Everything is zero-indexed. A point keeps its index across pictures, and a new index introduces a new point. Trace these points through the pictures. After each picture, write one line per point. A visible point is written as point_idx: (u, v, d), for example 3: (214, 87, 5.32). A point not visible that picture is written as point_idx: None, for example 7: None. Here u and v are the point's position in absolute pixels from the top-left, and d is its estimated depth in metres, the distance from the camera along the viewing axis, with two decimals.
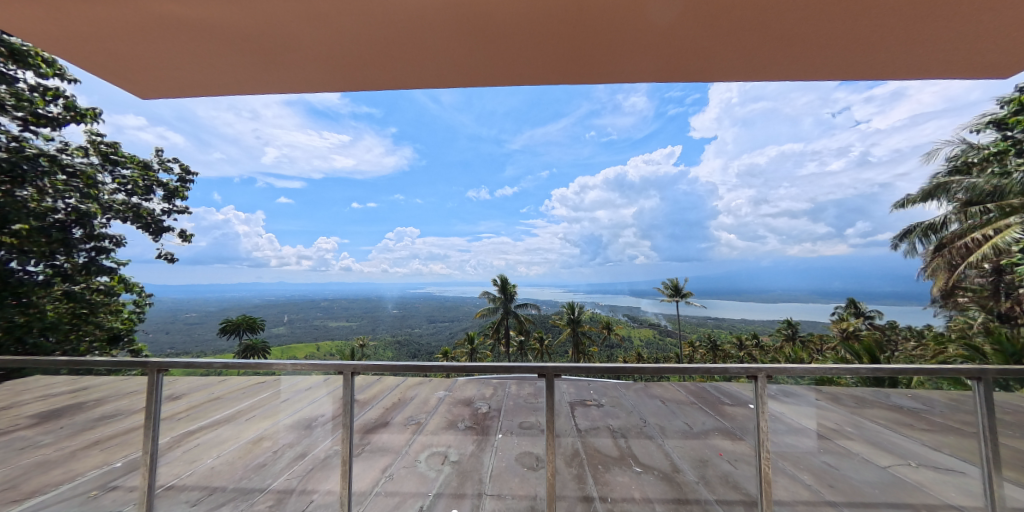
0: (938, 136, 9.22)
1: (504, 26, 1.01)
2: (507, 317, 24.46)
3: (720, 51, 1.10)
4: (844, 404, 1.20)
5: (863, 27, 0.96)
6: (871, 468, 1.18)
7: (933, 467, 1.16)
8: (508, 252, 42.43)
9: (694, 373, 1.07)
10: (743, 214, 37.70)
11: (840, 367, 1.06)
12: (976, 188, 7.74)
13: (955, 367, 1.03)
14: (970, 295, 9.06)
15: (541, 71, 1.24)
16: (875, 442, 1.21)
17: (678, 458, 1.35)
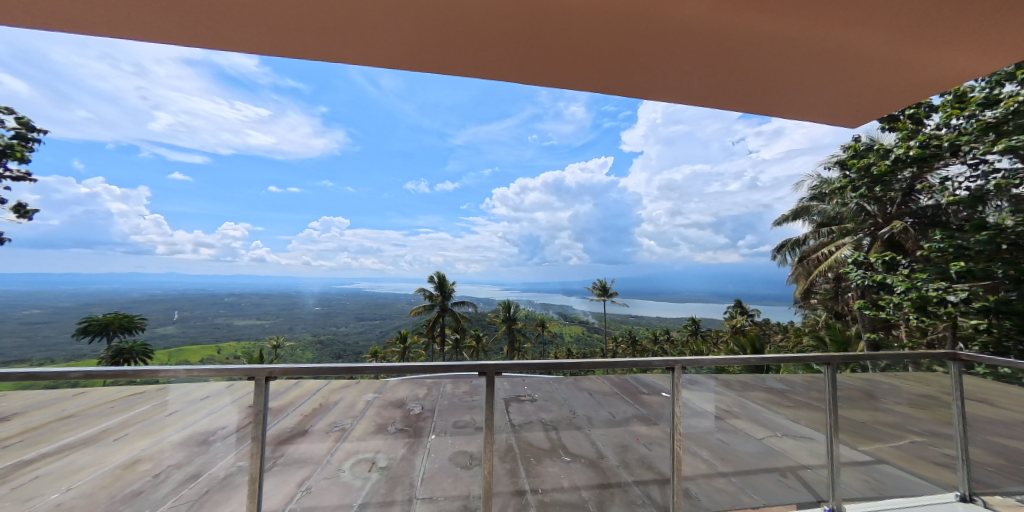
0: (802, 169, 11.30)
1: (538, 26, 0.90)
2: (443, 316, 23.86)
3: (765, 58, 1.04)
4: (733, 387, 1.43)
5: (865, 56, 1.02)
6: (751, 441, 1.43)
7: (794, 436, 1.42)
8: (446, 249, 41.93)
9: (618, 367, 1.21)
10: (661, 223, 41.56)
11: (733, 358, 1.26)
12: (826, 212, 9.79)
13: (813, 356, 1.31)
14: (820, 297, 11.08)
15: (576, 72, 1.13)
16: (756, 419, 1.46)
17: (603, 444, 1.45)
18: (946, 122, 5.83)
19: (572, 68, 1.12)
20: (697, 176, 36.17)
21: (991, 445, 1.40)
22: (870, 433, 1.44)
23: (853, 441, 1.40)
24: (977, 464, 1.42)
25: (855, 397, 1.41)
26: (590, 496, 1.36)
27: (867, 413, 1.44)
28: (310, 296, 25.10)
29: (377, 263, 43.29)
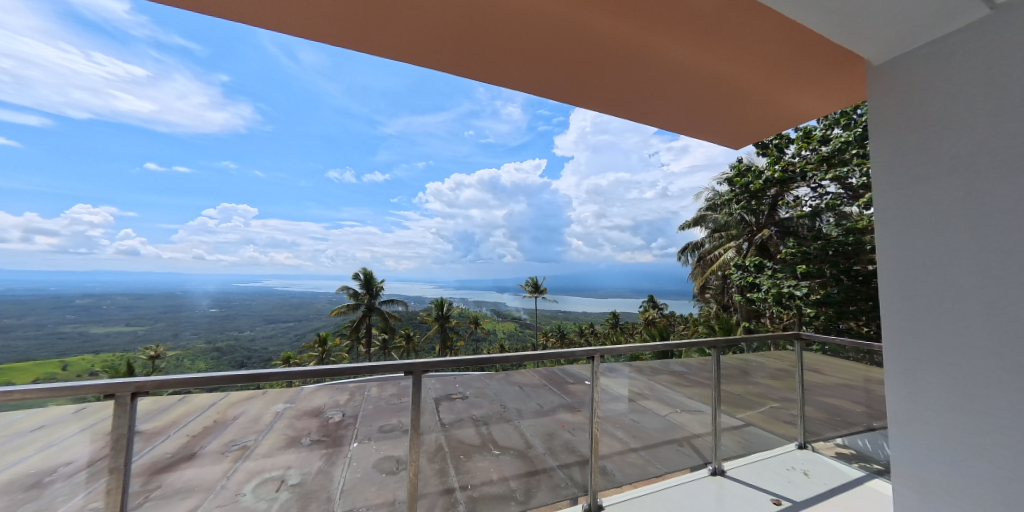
0: (701, 183, 13.14)
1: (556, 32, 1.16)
2: (369, 316, 22.81)
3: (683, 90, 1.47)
4: (643, 371, 1.65)
5: (758, 95, 1.48)
6: (657, 417, 1.68)
7: (689, 410, 1.71)
8: (375, 244, 39.83)
9: (548, 358, 1.36)
10: (589, 225, 44.05)
11: (642, 346, 1.49)
12: (716, 221, 11.54)
13: (703, 341, 1.59)
14: (712, 293, 12.75)
15: (553, 83, 1.47)
16: (661, 399, 1.71)
17: (530, 434, 1.55)
18: (796, 151, 7.18)
19: (549, 81, 1.45)
20: (619, 183, 38.34)
21: (819, 403, 1.93)
22: (742, 402, 1.85)
23: (728, 410, 1.75)
24: (809, 418, 1.92)
25: (732, 374, 1.79)
26: (517, 485, 1.40)
27: (740, 386, 1.85)
28: (203, 295, 21.45)
29: (293, 258, 39.00)
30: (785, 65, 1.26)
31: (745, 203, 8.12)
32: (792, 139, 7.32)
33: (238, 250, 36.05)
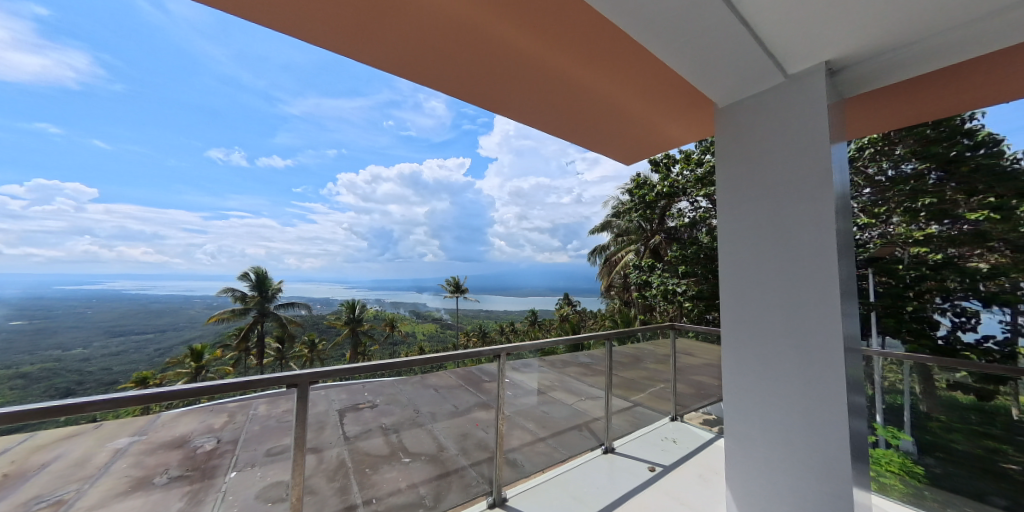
0: (607, 192, 14.63)
1: (535, 60, 1.33)
2: (263, 321, 21.63)
3: (608, 119, 1.79)
4: (555, 365, 2.01)
5: (652, 128, 1.89)
6: (563, 406, 2.01)
7: (590, 397, 2.06)
8: (272, 239, 34.98)
9: (459, 358, 1.54)
10: (511, 225, 44.94)
11: (548, 341, 1.80)
12: (620, 227, 12.99)
13: (594, 336, 1.95)
14: (616, 290, 14.12)
15: (504, 102, 1.66)
16: (568, 388, 2.07)
17: (445, 438, 1.60)
18: (679, 171, 8.23)
19: (501, 100, 1.64)
20: (540, 187, 39.12)
21: (691, 381, 2.46)
22: (633, 385, 2.29)
23: (619, 394, 2.15)
24: (681, 394, 2.44)
25: (624, 362, 2.24)
26: (426, 488, 1.48)
27: (629, 372, 2.29)
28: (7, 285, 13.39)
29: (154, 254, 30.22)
30: (676, 107, 1.66)
31: (642, 213, 9.06)
32: (676, 159, 8.31)
33: (62, 242, 23.70)
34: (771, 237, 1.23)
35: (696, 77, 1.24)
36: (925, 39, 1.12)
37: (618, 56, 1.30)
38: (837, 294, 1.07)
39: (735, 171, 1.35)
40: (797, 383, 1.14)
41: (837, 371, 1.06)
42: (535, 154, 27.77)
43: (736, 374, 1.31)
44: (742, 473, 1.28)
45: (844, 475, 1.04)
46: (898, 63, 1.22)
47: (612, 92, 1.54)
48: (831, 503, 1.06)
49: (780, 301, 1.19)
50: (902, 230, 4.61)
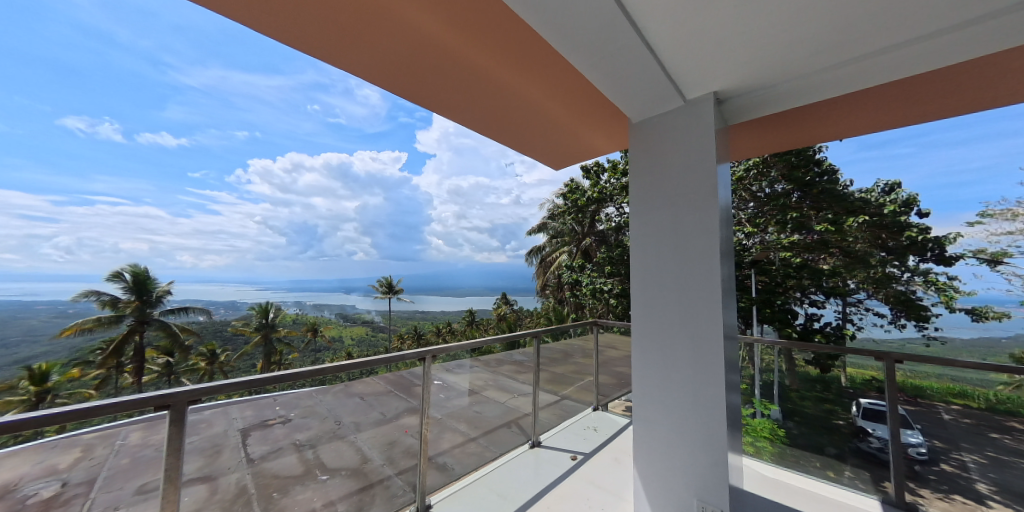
0: (544, 195, 15.17)
1: (482, 75, 1.45)
2: (143, 331, 17.62)
3: (545, 135, 2.02)
4: (489, 365, 2.19)
5: (581, 144, 2.17)
6: (494, 405, 2.18)
7: (518, 395, 2.25)
8: (161, 232, 29.38)
9: (387, 362, 1.51)
10: (448, 224, 43.29)
11: (473, 342, 1.88)
12: (554, 229, 13.65)
13: (518, 336, 2.10)
14: (551, 289, 14.68)
15: (456, 113, 1.79)
16: (500, 386, 2.25)
17: (367, 449, 1.65)
18: (609, 179, 8.78)
19: (453, 112, 1.78)
20: (479, 187, 38.04)
21: (613, 372, 2.79)
22: (559, 380, 2.55)
23: (546, 390, 2.38)
24: (603, 384, 2.78)
25: (550, 360, 2.50)
26: (344, 505, 1.47)
27: (556, 369, 2.54)
28: None
29: None
30: (600, 122, 1.88)
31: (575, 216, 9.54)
32: (605, 167, 8.87)
33: None
34: (671, 245, 1.53)
35: (617, 93, 1.46)
36: (780, 84, 1.45)
37: (546, 73, 1.43)
38: (718, 288, 1.40)
39: (648, 181, 1.62)
40: (688, 368, 1.45)
41: (714, 353, 1.39)
42: (475, 153, 26.94)
43: (643, 362, 1.59)
44: (647, 448, 1.56)
45: (721, 438, 1.36)
46: (766, 98, 1.54)
47: (552, 113, 1.77)
48: (709, 458, 1.39)
49: (679, 298, 1.49)
50: (774, 237, 7.06)
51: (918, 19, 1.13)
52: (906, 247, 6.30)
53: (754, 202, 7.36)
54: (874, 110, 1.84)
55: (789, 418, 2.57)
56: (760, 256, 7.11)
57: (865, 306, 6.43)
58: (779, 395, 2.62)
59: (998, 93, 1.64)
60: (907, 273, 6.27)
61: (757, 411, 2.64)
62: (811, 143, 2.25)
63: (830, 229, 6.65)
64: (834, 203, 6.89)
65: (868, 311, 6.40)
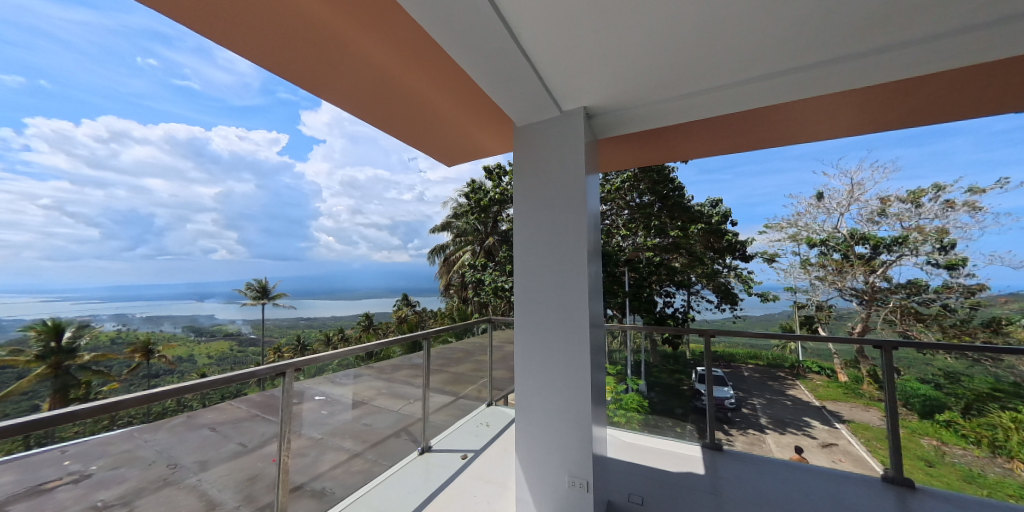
0: (447, 193, 14.98)
1: (397, 80, 1.69)
2: None
3: (442, 135, 2.31)
4: (385, 371, 2.22)
5: (472, 145, 2.52)
6: (387, 415, 2.21)
7: (410, 400, 2.30)
8: None
9: (240, 381, 1.39)
10: (341, 220, 35.25)
11: (345, 351, 1.83)
12: (458, 227, 13.74)
13: (403, 338, 2.15)
14: (455, 289, 14.60)
15: (360, 109, 1.95)
16: (396, 393, 2.29)
17: (219, 489, 1.51)
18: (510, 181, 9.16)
19: (359, 108, 1.94)
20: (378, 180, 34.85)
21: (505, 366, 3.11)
22: (452, 383, 2.70)
23: (439, 395, 2.51)
24: (498, 379, 3.10)
25: (444, 359, 2.67)
26: None
27: (449, 370, 2.71)
28: None
29: None
30: (477, 114, 2.06)
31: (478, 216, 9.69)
32: (506, 170, 9.21)
33: None
34: (551, 246, 1.79)
35: (506, 96, 1.68)
36: (635, 107, 1.88)
37: (436, 67, 1.63)
38: (585, 284, 1.69)
39: (533, 184, 1.87)
40: (562, 355, 1.72)
41: (582, 339, 1.68)
42: (373, 143, 24.54)
43: (525, 357, 1.82)
44: (526, 440, 1.80)
45: (587, 414, 1.66)
46: (625, 118, 1.97)
47: (453, 117, 2.08)
48: (579, 427, 1.68)
49: (554, 295, 1.76)
50: (643, 240, 8.19)
51: (705, 76, 1.64)
52: (726, 249, 8.45)
53: (629, 209, 8.46)
54: (699, 137, 2.46)
55: (653, 389, 3.07)
56: (632, 255, 8.19)
57: (701, 295, 8.31)
58: (646, 371, 3.06)
59: (776, 129, 2.32)
60: (727, 268, 8.55)
61: (629, 387, 3.14)
62: (669, 158, 2.79)
63: (680, 235, 7.94)
64: (681, 215, 8.18)
65: (702, 299, 8.35)
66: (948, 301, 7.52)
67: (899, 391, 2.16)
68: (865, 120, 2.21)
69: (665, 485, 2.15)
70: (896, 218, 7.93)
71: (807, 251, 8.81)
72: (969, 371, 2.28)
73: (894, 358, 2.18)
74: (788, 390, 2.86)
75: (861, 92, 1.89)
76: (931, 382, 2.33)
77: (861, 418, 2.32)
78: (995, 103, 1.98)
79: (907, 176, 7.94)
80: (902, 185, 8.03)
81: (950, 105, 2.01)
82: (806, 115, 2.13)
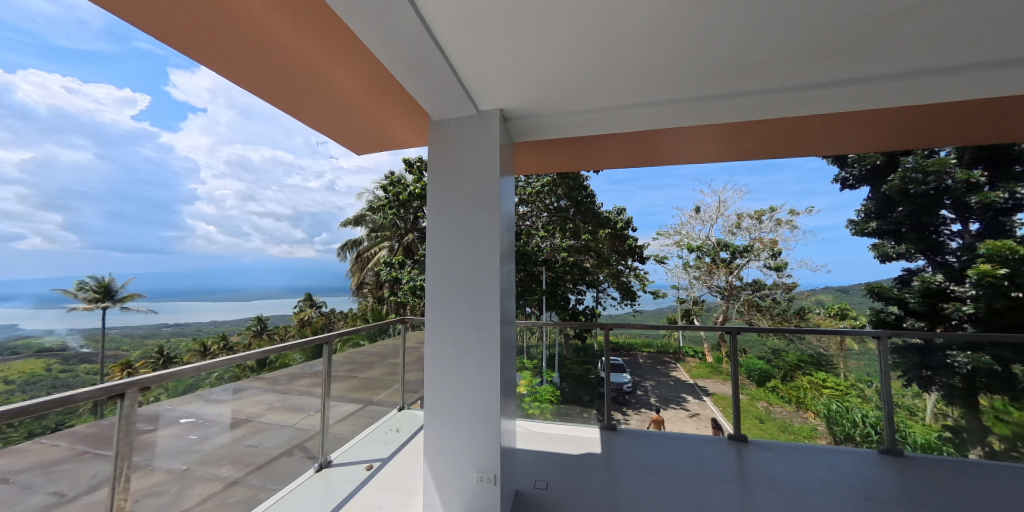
0: (362, 183, 14.06)
1: (309, 62, 1.56)
2: None
3: (350, 122, 2.15)
4: (281, 380, 1.99)
5: (383, 137, 2.39)
6: (280, 433, 1.97)
7: (309, 413, 2.08)
8: None
9: (61, 413, 1.10)
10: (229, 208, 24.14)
11: (219, 361, 1.60)
12: (375, 222, 13.14)
13: (298, 344, 1.95)
14: (370, 288, 13.72)
15: (251, 83, 1.72)
16: (291, 406, 2.05)
17: None
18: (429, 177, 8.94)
19: (250, 82, 1.71)
20: (275, 162, 26.58)
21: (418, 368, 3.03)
22: (359, 391, 2.53)
23: (343, 404, 2.34)
24: (411, 381, 3.02)
25: (351, 364, 2.48)
26: None
27: (356, 376, 2.53)
28: None
29: None
30: (390, 101, 1.92)
31: (396, 211, 9.30)
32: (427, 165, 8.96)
33: None
34: (464, 245, 1.78)
35: (422, 89, 1.63)
36: (547, 116, 1.98)
37: (355, 56, 1.55)
38: (498, 284, 1.72)
39: (448, 182, 1.84)
40: (474, 354, 1.72)
41: (493, 338, 1.70)
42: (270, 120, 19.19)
43: (436, 357, 1.78)
44: (435, 444, 1.76)
45: (496, 412, 1.68)
46: (539, 124, 2.06)
47: (366, 106, 1.96)
48: (484, 426, 1.70)
49: (468, 295, 1.75)
50: (560, 241, 8.77)
51: (606, 97, 1.82)
52: (627, 252, 9.49)
53: (547, 212, 8.92)
54: (606, 149, 2.70)
55: (565, 380, 3.00)
56: (549, 255, 8.74)
57: (608, 293, 9.12)
58: (558, 363, 3.04)
59: (667, 149, 2.66)
60: (628, 268, 9.56)
61: (542, 379, 3.01)
62: (579, 167, 2.99)
63: (590, 238, 8.72)
64: (591, 221, 8.94)
65: (608, 297, 9.14)
66: (775, 296, 9.44)
67: (741, 366, 2.81)
68: (732, 150, 2.65)
69: (571, 468, 2.32)
70: (747, 231, 9.72)
71: (687, 254, 10.16)
72: (787, 347, 2.85)
73: (738, 340, 2.81)
74: (670, 373, 3.07)
75: (725, 127, 2.28)
76: (764, 358, 2.86)
77: (719, 390, 2.80)
78: (813, 144, 2.56)
79: (756, 198, 9.75)
80: (752, 204, 9.77)
81: (787, 143, 2.54)
82: (687, 140, 2.48)
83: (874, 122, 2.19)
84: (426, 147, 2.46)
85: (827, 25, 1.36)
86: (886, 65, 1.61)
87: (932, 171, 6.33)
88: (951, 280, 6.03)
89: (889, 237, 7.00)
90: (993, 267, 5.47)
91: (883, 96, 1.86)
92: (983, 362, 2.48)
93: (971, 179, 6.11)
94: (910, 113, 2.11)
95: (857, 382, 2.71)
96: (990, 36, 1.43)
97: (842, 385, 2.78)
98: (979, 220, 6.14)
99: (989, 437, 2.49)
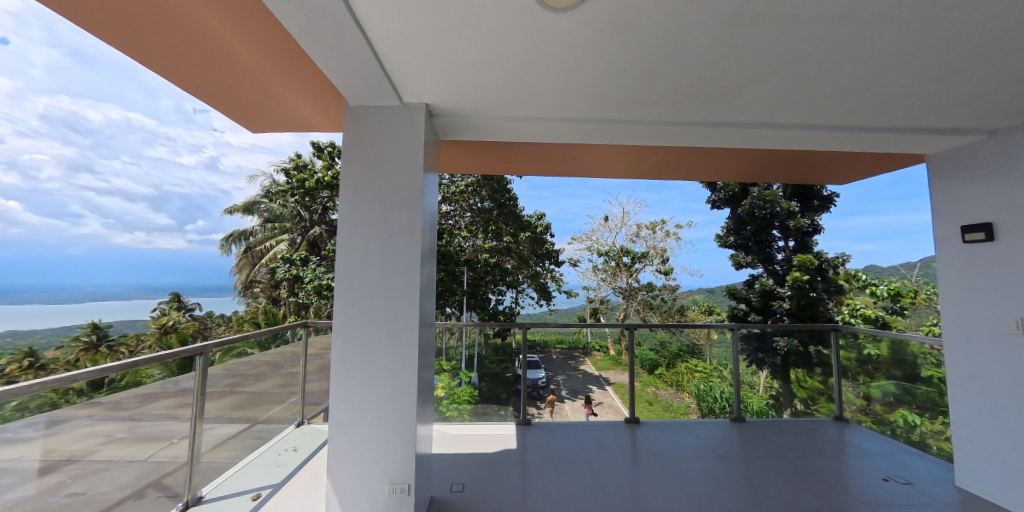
0: (256, 165, 12.20)
1: (196, 22, 1.28)
2: None
3: (245, 93, 1.82)
4: (129, 404, 1.58)
5: (285, 114, 2.07)
6: (130, 469, 1.57)
7: (175, 440, 1.72)
8: None
9: None
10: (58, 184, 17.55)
11: (39, 383, 1.19)
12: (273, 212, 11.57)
13: (156, 358, 1.56)
14: (261, 286, 12.01)
15: (102, 29, 1.34)
16: (147, 435, 1.64)
17: None
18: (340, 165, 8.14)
19: (103, 27, 1.33)
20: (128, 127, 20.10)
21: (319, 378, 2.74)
22: (245, 409, 2.17)
23: (221, 427, 1.97)
24: (311, 393, 2.73)
25: (232, 378, 2.11)
26: None
27: (241, 392, 2.16)
28: None
29: None
30: (298, 77, 1.68)
31: (299, 198, 8.03)
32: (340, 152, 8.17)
33: None
34: (379, 242, 1.64)
35: (337, 67, 1.43)
36: (471, 118, 1.94)
37: (258, 28, 1.33)
38: (416, 287, 1.62)
39: (362, 172, 1.67)
40: (387, 358, 1.60)
41: (410, 342, 1.60)
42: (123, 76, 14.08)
43: (343, 362, 1.60)
44: (338, 461, 1.59)
45: (412, 419, 1.59)
46: (462, 124, 2.01)
47: (267, 79, 1.69)
48: (398, 436, 1.58)
49: (383, 296, 1.62)
50: (482, 242, 8.70)
51: (531, 106, 1.85)
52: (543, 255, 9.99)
53: (471, 212, 8.91)
54: (526, 155, 2.75)
55: (483, 380, 2.97)
56: (471, 256, 8.56)
57: (525, 295, 9.43)
58: (477, 363, 2.97)
59: (581, 162, 2.83)
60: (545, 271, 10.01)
61: (460, 380, 2.91)
62: (500, 170, 3.00)
63: (512, 241, 8.92)
64: (512, 224, 9.18)
65: (526, 298, 9.45)
66: (663, 295, 10.78)
67: (637, 354, 3.16)
68: (636, 168, 2.95)
69: (486, 468, 2.31)
70: (644, 239, 10.91)
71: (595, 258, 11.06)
72: (671, 338, 3.24)
73: (634, 334, 3.13)
74: (579, 366, 3.30)
75: (631, 148, 2.53)
76: (653, 349, 3.21)
77: (619, 379, 3.10)
78: (696, 170, 2.99)
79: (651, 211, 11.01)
80: (648, 217, 10.97)
81: (678, 167, 2.92)
82: (599, 155, 2.68)
83: (740, 157, 2.66)
84: (337, 132, 2.22)
85: (716, 75, 1.57)
86: (755, 113, 1.95)
87: (768, 200, 8.05)
88: (777, 283, 7.66)
89: (740, 249, 8.40)
90: (800, 274, 7.28)
91: (748, 139, 2.26)
92: (792, 344, 3.23)
93: (790, 208, 7.92)
94: (765, 153, 2.61)
95: (717, 364, 3.23)
96: (820, 105, 1.84)
97: (707, 367, 3.28)
98: (794, 239, 7.97)
99: (793, 399, 3.17)
